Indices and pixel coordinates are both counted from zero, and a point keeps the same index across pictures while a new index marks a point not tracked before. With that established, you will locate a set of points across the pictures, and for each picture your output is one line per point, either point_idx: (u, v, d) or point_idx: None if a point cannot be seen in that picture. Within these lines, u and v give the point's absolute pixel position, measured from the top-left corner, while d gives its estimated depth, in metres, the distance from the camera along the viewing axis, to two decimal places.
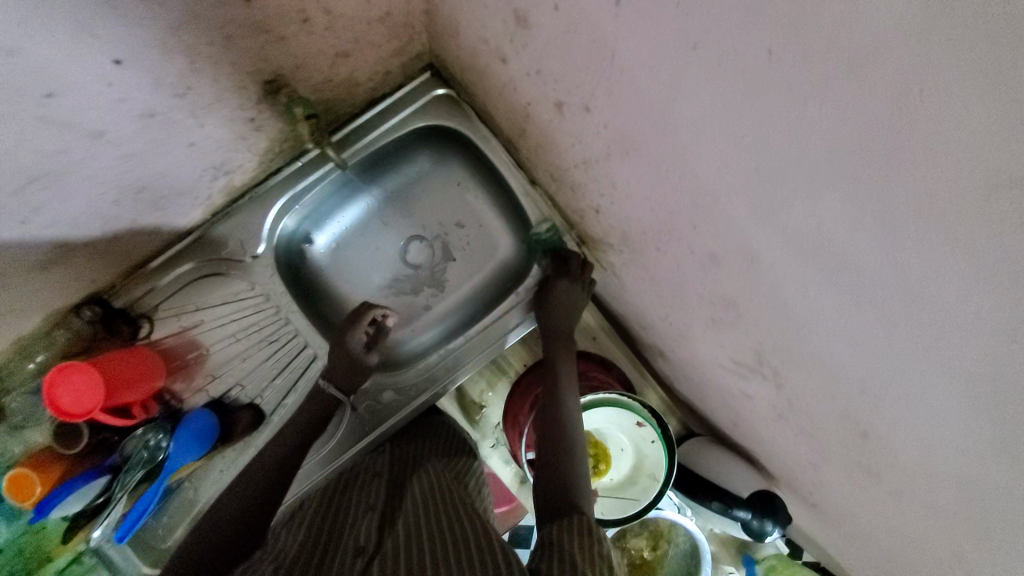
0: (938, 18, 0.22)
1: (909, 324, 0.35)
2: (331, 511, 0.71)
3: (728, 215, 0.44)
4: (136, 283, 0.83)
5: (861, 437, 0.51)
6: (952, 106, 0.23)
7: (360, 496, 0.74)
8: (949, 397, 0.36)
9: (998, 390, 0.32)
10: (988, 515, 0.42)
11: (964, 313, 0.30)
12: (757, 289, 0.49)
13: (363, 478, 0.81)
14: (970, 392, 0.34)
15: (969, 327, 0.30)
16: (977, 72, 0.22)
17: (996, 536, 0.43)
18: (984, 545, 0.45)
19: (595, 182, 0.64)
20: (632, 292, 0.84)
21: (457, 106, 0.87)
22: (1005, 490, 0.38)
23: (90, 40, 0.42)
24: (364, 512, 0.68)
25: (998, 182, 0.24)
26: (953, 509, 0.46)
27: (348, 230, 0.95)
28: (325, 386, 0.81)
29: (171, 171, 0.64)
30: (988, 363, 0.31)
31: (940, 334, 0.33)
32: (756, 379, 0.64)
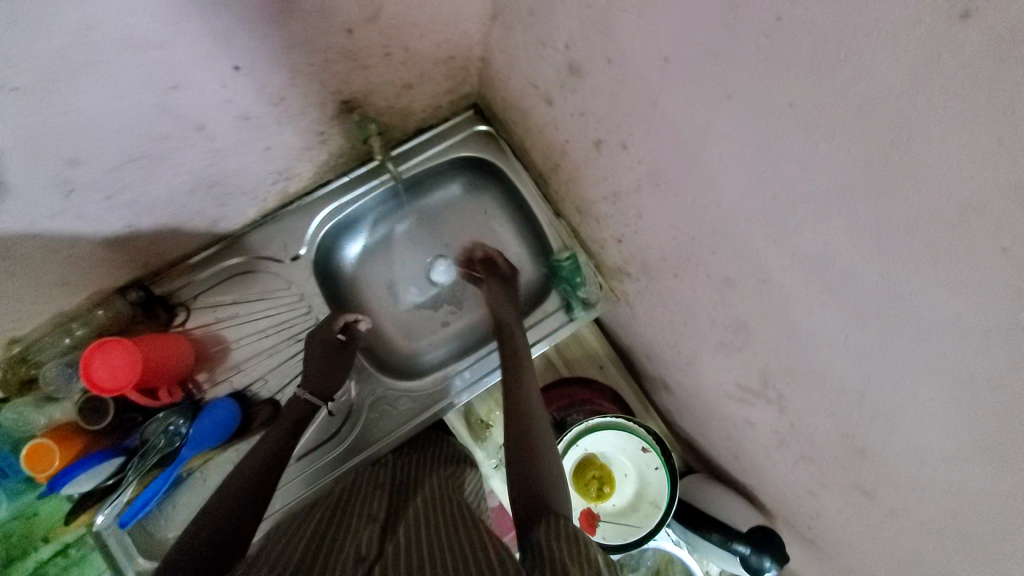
0: (920, 84, 0.30)
1: (902, 335, 0.41)
2: (333, 517, 0.70)
3: (744, 240, 0.51)
4: (178, 274, 0.87)
5: (857, 454, 0.56)
6: (933, 146, 0.31)
7: (361, 505, 0.73)
8: (936, 403, 0.42)
9: (975, 392, 0.38)
10: (973, 526, 0.46)
11: (947, 319, 0.36)
12: (766, 311, 0.55)
13: (363, 488, 0.80)
14: (954, 396, 0.40)
15: (952, 332, 0.37)
16: (949, 123, 0.30)
17: (979, 549, 0.47)
18: (968, 560, 0.49)
19: (621, 214, 0.72)
20: (643, 321, 0.90)
21: (495, 141, 0.97)
22: (987, 495, 0.42)
23: (222, 50, 0.50)
24: (364, 521, 0.68)
25: (969, 207, 0.31)
26: (940, 523, 0.50)
27: (380, 244, 1.01)
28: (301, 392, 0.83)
29: (244, 170, 0.71)
30: (966, 365, 0.37)
31: (928, 341, 0.39)
32: (761, 404, 0.69)
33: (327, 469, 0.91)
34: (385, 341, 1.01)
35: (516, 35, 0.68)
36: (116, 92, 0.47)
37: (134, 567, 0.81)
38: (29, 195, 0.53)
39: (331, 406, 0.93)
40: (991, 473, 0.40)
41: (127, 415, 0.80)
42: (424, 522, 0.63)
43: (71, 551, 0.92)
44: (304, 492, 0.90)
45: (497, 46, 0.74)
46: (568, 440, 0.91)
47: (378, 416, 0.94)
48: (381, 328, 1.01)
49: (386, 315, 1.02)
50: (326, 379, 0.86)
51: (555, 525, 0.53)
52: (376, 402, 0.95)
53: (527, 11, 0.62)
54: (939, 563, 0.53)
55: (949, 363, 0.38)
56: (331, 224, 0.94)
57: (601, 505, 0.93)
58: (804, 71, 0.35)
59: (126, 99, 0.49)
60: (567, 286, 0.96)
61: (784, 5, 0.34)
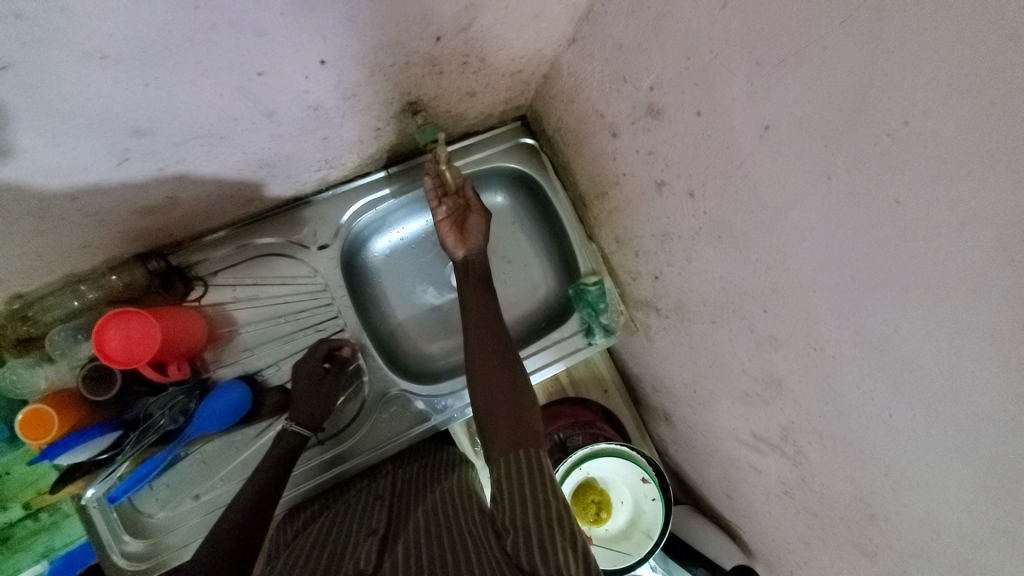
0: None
1: (948, 428, 0.42)
2: (333, 533, 0.72)
3: (804, 305, 0.53)
4: (203, 247, 0.85)
5: (868, 518, 0.57)
6: None
7: (362, 520, 0.74)
8: (968, 497, 0.43)
9: (1012, 497, 0.39)
10: None
11: (1001, 429, 0.38)
12: (808, 375, 0.57)
13: (364, 500, 0.81)
14: (986, 495, 0.41)
15: (1004, 443, 0.38)
16: None
17: None
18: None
19: (668, 254, 0.74)
20: (660, 356, 0.92)
21: (538, 156, 0.96)
22: None
23: (318, 42, 0.48)
24: (364, 536, 0.69)
25: None
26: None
27: (406, 241, 1.00)
28: (288, 424, 0.81)
29: (297, 155, 0.69)
30: (1015, 473, 0.38)
31: (976, 443, 0.40)
32: (773, 455, 0.71)
33: (338, 464, 0.90)
34: (398, 341, 1.00)
35: (593, 65, 0.68)
36: (203, 72, 0.45)
37: (118, 544, 0.79)
38: (86, 160, 0.50)
39: (334, 409, 0.90)
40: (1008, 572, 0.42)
41: (132, 389, 0.77)
42: (422, 538, 0.64)
43: (41, 516, 0.86)
44: (307, 485, 0.89)
45: (567, 69, 0.74)
46: (571, 463, 0.91)
47: (390, 417, 0.92)
48: (395, 328, 1.00)
49: (403, 314, 1.01)
50: (318, 407, 0.83)
51: (551, 539, 0.57)
52: (388, 402, 0.93)
53: (615, 46, 0.62)
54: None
55: (995, 468, 0.39)
56: (364, 217, 0.92)
57: (594, 530, 0.94)
58: (915, 174, 0.36)
59: (214, 79, 0.47)
60: (589, 311, 0.96)
61: (916, 111, 0.35)
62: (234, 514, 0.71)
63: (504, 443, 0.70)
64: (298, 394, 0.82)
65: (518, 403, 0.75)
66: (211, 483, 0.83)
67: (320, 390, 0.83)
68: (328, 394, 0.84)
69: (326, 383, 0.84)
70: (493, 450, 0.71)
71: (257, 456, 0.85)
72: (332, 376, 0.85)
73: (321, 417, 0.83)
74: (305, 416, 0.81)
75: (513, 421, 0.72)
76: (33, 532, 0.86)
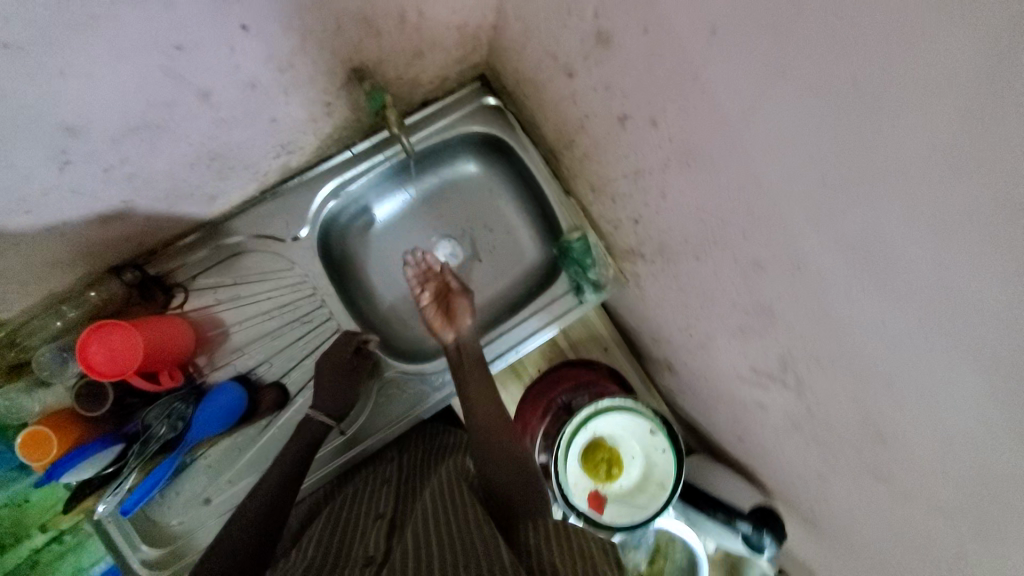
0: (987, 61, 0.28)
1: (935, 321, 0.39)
2: (344, 522, 0.71)
3: (782, 218, 0.50)
4: (176, 253, 0.83)
5: (875, 440, 0.54)
6: (1002, 121, 0.29)
7: (370, 506, 0.74)
8: (972, 404, 0.39)
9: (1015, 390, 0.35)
10: (987, 523, 0.45)
11: (980, 309, 0.35)
12: (797, 296, 0.54)
13: (372, 487, 0.80)
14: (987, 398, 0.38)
15: (983, 319, 0.35)
16: (999, 100, 0.29)
17: (991, 544, 0.46)
18: (985, 558, 0.47)
19: (643, 193, 0.71)
20: (654, 305, 0.89)
21: (503, 116, 0.92)
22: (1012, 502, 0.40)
23: (232, 4, 0.47)
24: (373, 521, 0.68)
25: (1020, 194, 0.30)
26: (961, 515, 0.48)
27: (385, 222, 0.97)
28: (314, 414, 0.80)
29: (247, 144, 0.67)
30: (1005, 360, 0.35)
31: (965, 333, 0.37)
32: (777, 387, 0.69)
33: (340, 451, 0.89)
34: (389, 326, 0.98)
35: (537, 4, 0.65)
36: (118, 55, 0.44)
37: (134, 556, 0.79)
38: (23, 163, 0.49)
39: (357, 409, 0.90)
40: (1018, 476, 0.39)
41: (127, 401, 0.77)
42: (430, 513, 0.62)
43: (65, 538, 0.88)
44: (309, 478, 0.88)
45: (513, 13, 0.71)
46: (576, 423, 0.89)
47: (391, 399, 0.92)
48: (384, 312, 0.98)
49: (390, 296, 0.98)
50: (326, 394, 0.82)
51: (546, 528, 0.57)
52: (386, 386, 0.92)
53: None
54: (951, 550, 0.52)
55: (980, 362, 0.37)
56: (334, 202, 0.88)
57: (608, 487, 0.92)
58: (866, 42, 0.34)
59: (133, 62, 0.45)
60: (577, 267, 0.93)
61: None
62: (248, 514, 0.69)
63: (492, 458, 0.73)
64: (322, 386, 0.82)
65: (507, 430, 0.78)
66: (221, 486, 0.82)
67: (336, 381, 0.82)
68: (331, 387, 0.82)
69: (341, 359, 0.84)
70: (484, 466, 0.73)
71: (265, 452, 0.84)
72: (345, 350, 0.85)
73: (341, 407, 0.82)
74: (328, 406, 0.81)
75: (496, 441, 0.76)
76: (60, 554, 0.88)
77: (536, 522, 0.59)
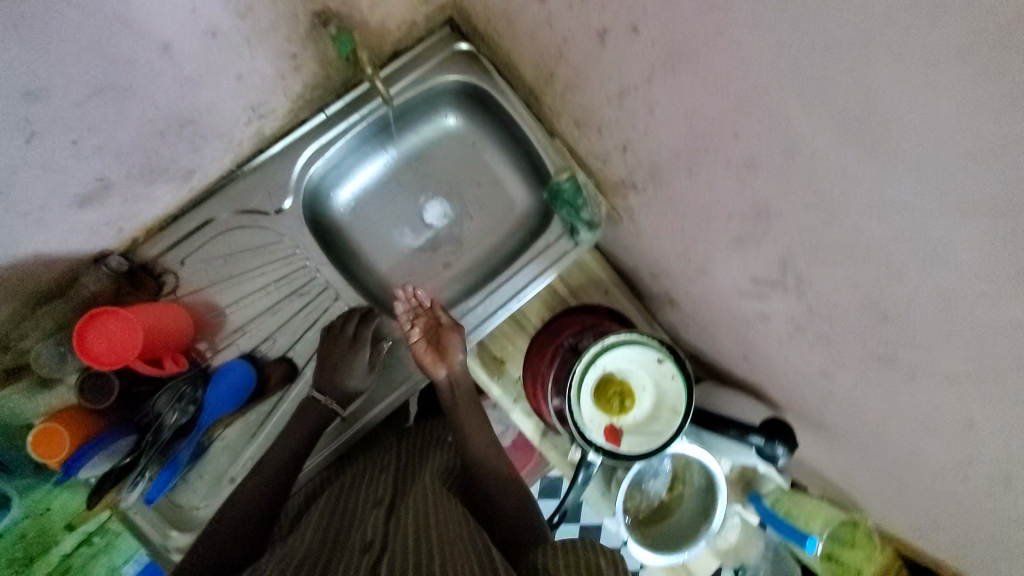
0: None
1: (935, 166, 0.40)
2: (341, 508, 0.71)
3: (772, 102, 0.50)
4: (159, 237, 0.81)
5: (879, 322, 0.55)
6: None
7: (366, 493, 0.74)
8: (978, 244, 0.40)
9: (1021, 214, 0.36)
10: (999, 373, 0.46)
11: (979, 137, 0.36)
12: (791, 187, 0.55)
13: (368, 473, 0.80)
14: (997, 230, 0.38)
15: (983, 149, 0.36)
16: None
17: (1005, 392, 0.47)
18: (989, 407, 0.50)
19: (630, 113, 0.71)
20: (649, 237, 0.89)
21: (477, 60, 0.89)
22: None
23: None
24: (370, 508, 0.69)
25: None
26: (961, 374, 0.50)
27: (370, 186, 0.95)
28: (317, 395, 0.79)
29: (217, 106, 0.68)
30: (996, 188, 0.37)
31: (965, 169, 0.38)
32: (778, 293, 0.69)
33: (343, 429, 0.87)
34: (387, 291, 0.96)
35: None
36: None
37: (166, 542, 0.79)
38: None
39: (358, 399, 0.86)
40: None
41: (135, 389, 0.76)
42: (428, 515, 0.62)
43: (94, 540, 0.87)
44: (310, 462, 0.86)
45: None
46: (586, 362, 0.89)
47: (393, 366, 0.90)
48: (381, 278, 0.96)
49: (385, 261, 0.96)
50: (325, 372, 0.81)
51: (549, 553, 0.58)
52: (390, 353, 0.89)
53: None
54: (963, 413, 0.53)
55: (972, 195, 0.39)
56: (317, 166, 0.85)
57: (623, 420, 0.93)
58: None
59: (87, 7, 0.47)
60: (569, 208, 0.92)
61: None
62: (248, 499, 0.70)
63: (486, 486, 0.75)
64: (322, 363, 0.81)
65: (492, 433, 0.81)
66: (243, 464, 0.81)
67: (333, 356, 0.81)
68: (330, 364, 0.81)
69: (348, 333, 0.82)
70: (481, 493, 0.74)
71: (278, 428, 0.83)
72: (353, 323, 0.83)
73: (340, 383, 0.81)
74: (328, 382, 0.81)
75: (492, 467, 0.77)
76: (92, 556, 0.88)
77: (541, 551, 0.61)
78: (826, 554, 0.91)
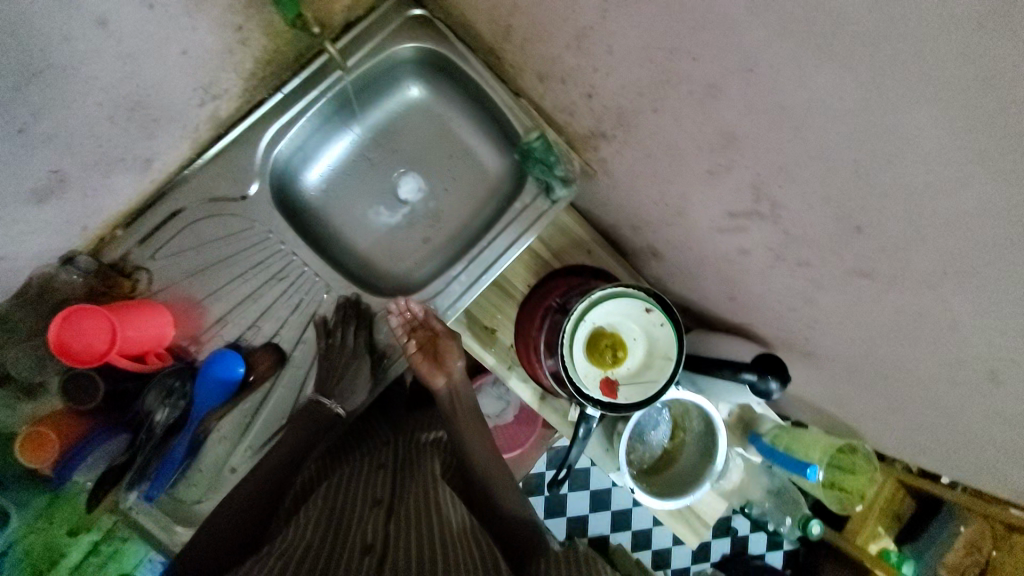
0: None
1: (895, 51, 0.41)
2: (340, 498, 0.71)
3: (726, 16, 0.50)
4: (128, 234, 0.80)
5: (855, 233, 0.55)
6: None
7: (365, 486, 0.74)
8: (947, 125, 0.41)
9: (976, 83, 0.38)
10: (976, 260, 0.46)
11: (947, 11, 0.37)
12: (755, 106, 0.55)
13: (366, 466, 0.80)
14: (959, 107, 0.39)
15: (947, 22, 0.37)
16: None
17: (983, 279, 0.47)
18: (971, 298, 0.50)
19: (590, 57, 0.70)
20: (625, 188, 0.89)
21: (433, 25, 0.87)
22: (991, 215, 0.42)
23: None
24: (370, 504, 0.69)
25: None
26: (940, 272, 0.50)
27: (338, 167, 0.93)
28: (314, 394, 0.79)
29: (164, 87, 0.70)
30: (956, 61, 0.38)
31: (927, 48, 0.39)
32: (756, 224, 0.69)
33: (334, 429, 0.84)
34: (369, 270, 0.94)
35: None
36: None
37: (174, 537, 0.79)
38: None
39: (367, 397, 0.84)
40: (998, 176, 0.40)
41: (120, 387, 0.75)
42: (428, 518, 0.63)
43: (103, 547, 0.81)
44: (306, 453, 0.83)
45: None
46: (575, 318, 0.88)
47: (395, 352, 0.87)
48: (360, 258, 0.94)
49: (363, 240, 0.95)
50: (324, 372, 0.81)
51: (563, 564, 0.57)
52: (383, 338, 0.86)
53: None
54: (942, 312, 0.54)
55: (928, 75, 0.40)
56: (281, 147, 0.84)
57: (617, 372, 0.94)
58: None
59: None
60: (542, 168, 0.91)
61: None
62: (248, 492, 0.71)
63: (489, 482, 0.73)
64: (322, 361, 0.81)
65: (484, 425, 0.79)
66: (241, 454, 0.81)
67: (327, 348, 0.82)
68: (326, 366, 0.81)
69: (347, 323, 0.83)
70: (481, 485, 0.73)
71: (274, 415, 0.82)
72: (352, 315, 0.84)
73: (338, 377, 0.80)
74: (325, 380, 0.80)
75: (493, 464, 0.75)
76: (101, 566, 0.80)
77: (544, 560, 0.60)
78: (829, 483, 0.97)
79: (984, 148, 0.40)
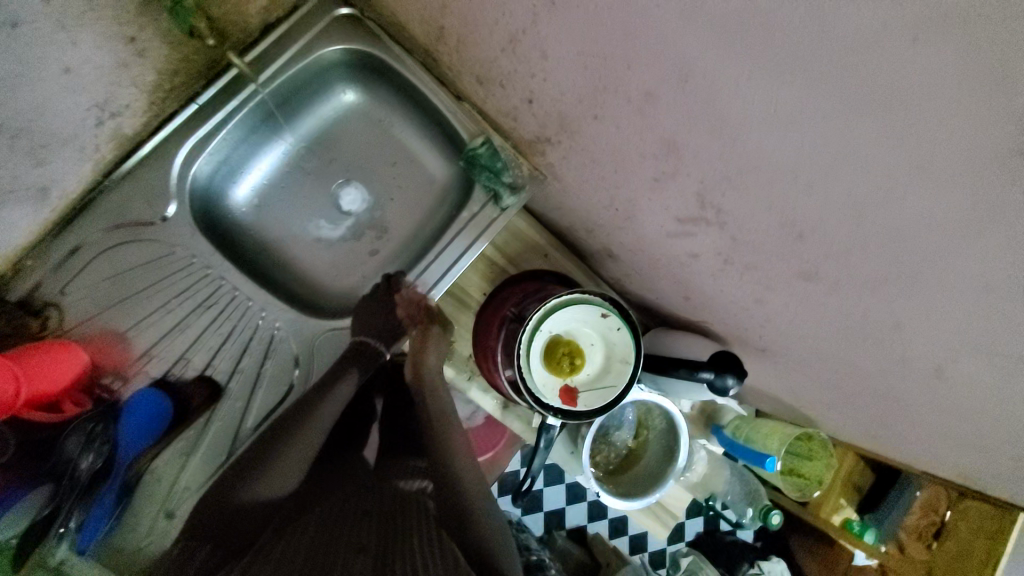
0: None
1: (821, 66, 0.39)
2: (316, 546, 0.64)
3: (652, 23, 0.47)
4: (33, 268, 0.73)
5: (797, 239, 0.54)
6: None
7: (344, 532, 0.67)
8: (867, 135, 0.40)
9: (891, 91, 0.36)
10: (913, 267, 0.45)
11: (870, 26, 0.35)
12: (691, 116, 0.52)
13: (344, 508, 0.72)
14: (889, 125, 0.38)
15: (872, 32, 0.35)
16: None
17: (921, 284, 0.46)
18: (911, 302, 0.48)
19: (525, 62, 0.66)
20: (575, 192, 0.86)
21: (362, 25, 0.81)
22: (925, 223, 0.41)
23: None
24: (352, 550, 0.63)
25: None
26: (880, 278, 0.49)
27: (270, 181, 0.87)
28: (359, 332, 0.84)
29: (50, 105, 0.64)
30: (876, 79, 0.37)
31: (854, 61, 0.37)
32: (703, 229, 0.67)
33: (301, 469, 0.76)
34: (312, 287, 0.88)
35: None
36: None
37: None
38: None
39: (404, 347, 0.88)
40: (928, 188, 0.39)
41: (36, 434, 0.69)
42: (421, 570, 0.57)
43: None
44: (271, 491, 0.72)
45: None
46: (530, 329, 0.85)
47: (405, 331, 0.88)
48: (302, 276, 0.88)
49: (303, 256, 0.89)
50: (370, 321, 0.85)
51: None
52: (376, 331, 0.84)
53: None
54: (886, 314, 0.53)
55: (853, 89, 0.38)
56: (201, 162, 0.78)
57: (575, 379, 0.93)
58: None
59: None
60: (488, 175, 0.87)
61: None
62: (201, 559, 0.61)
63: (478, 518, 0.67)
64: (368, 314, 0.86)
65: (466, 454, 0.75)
66: (180, 495, 0.76)
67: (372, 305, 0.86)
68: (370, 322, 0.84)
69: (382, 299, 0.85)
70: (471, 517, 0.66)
71: (213, 450, 0.78)
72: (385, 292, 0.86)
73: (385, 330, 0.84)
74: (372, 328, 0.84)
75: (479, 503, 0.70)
76: None
77: None
78: (789, 470, 1.01)
79: (912, 159, 0.38)
